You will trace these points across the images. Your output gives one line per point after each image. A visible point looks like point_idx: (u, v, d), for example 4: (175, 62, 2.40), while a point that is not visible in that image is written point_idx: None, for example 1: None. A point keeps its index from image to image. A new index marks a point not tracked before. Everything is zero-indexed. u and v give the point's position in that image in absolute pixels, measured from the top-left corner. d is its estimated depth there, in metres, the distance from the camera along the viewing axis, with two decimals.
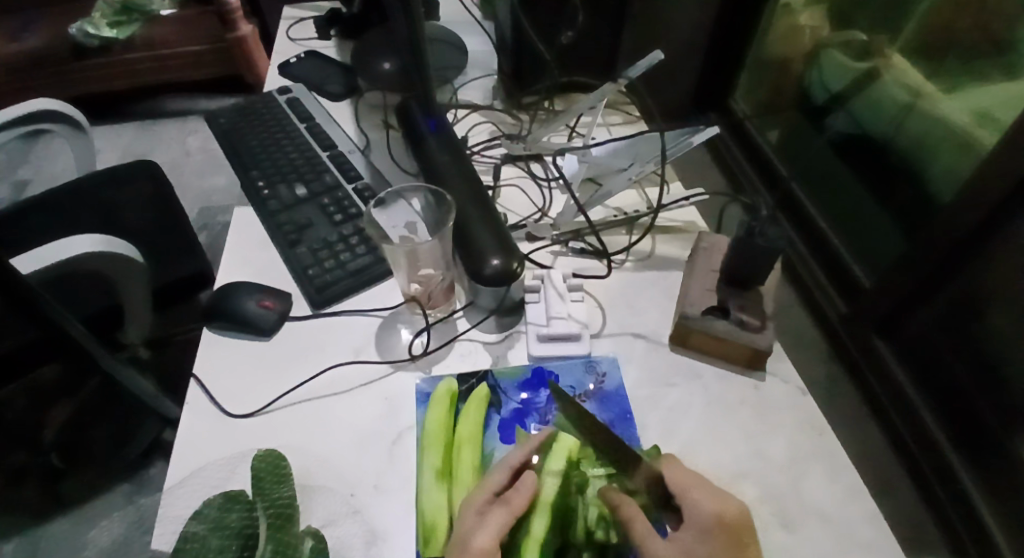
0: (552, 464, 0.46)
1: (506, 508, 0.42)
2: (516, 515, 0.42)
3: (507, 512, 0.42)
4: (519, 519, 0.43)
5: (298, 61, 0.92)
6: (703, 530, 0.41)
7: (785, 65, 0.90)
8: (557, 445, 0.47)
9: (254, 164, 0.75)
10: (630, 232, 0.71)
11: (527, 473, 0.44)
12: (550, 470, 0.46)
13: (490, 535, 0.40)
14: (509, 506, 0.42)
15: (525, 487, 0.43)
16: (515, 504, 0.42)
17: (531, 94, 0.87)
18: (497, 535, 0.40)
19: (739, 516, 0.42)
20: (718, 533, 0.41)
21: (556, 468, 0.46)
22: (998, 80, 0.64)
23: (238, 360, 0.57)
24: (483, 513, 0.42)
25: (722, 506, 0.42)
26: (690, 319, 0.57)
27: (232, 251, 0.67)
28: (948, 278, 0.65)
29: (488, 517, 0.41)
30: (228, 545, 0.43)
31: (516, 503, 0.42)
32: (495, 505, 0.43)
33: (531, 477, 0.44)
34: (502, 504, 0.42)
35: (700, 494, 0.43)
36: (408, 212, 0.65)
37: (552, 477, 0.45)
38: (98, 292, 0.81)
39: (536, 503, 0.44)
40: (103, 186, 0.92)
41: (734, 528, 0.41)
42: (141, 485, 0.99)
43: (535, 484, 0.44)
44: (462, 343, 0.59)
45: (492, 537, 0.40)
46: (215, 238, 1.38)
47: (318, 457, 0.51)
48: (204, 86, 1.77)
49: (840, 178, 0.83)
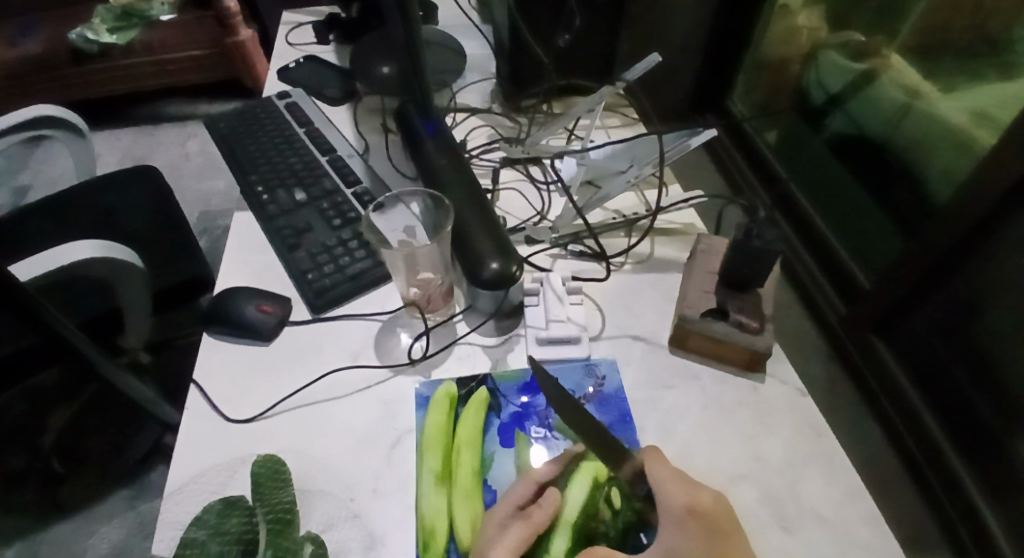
0: (577, 481, 0.46)
1: (526, 524, 0.43)
2: (536, 532, 0.43)
3: (527, 527, 0.43)
4: (540, 535, 0.43)
5: (296, 66, 0.93)
6: (676, 523, 0.42)
7: (782, 66, 0.92)
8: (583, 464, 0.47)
9: (253, 168, 0.75)
10: (629, 234, 0.71)
11: (549, 490, 0.45)
12: (575, 487, 0.46)
13: (506, 547, 0.41)
14: (529, 522, 0.43)
15: (547, 504, 0.44)
16: (537, 520, 0.43)
17: (529, 97, 0.87)
18: (514, 548, 0.41)
19: (713, 505, 0.42)
20: (692, 524, 0.41)
21: (580, 487, 0.46)
22: (994, 80, 0.64)
23: (237, 365, 0.57)
24: (502, 527, 0.43)
25: (694, 497, 0.42)
26: (688, 321, 0.57)
27: (231, 256, 0.67)
28: (947, 277, 0.65)
29: (506, 530, 0.43)
30: (228, 550, 0.44)
31: (536, 519, 0.43)
32: (516, 519, 0.43)
33: (554, 495, 0.45)
34: (523, 520, 0.43)
35: (671, 486, 0.43)
36: (407, 216, 0.65)
37: (576, 496, 0.45)
38: (97, 297, 0.81)
39: (559, 520, 0.44)
40: (102, 191, 0.92)
41: (708, 518, 0.41)
42: (140, 490, 0.99)
43: (558, 502, 0.44)
44: (461, 347, 0.59)
45: (508, 551, 0.41)
46: (215, 242, 1.38)
47: (317, 462, 0.51)
48: (204, 90, 1.78)
49: (839, 179, 0.83)
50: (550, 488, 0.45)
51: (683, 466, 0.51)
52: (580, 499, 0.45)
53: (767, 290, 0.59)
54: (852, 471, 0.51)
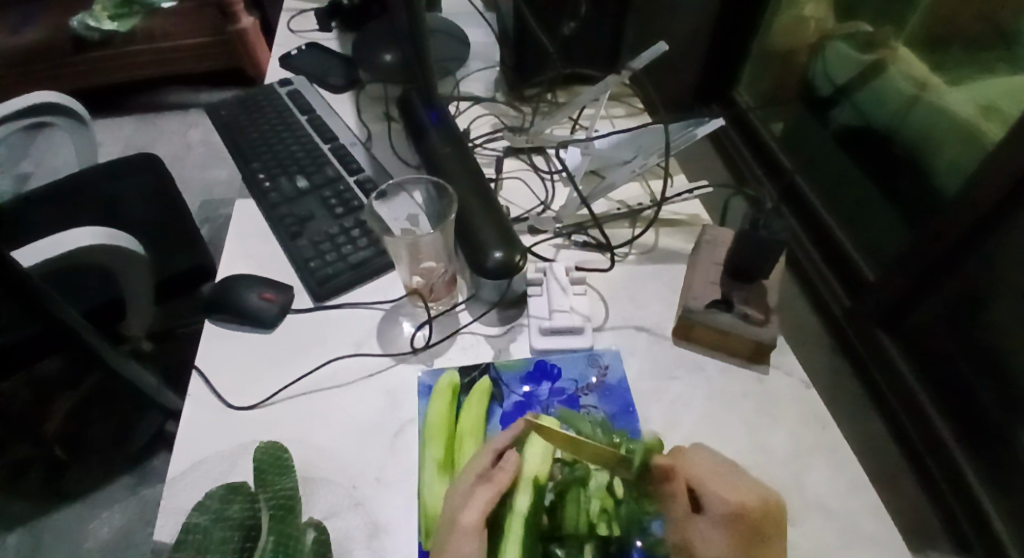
0: (534, 443, 0.46)
1: (490, 485, 0.43)
2: (502, 491, 0.42)
3: (492, 488, 0.42)
4: (504, 494, 0.43)
5: (299, 53, 0.92)
6: (721, 519, 0.41)
7: (788, 57, 0.89)
8: (543, 423, 0.48)
9: (256, 156, 0.75)
10: (633, 225, 0.71)
11: (508, 453, 0.45)
12: (532, 448, 0.45)
13: (474, 511, 0.41)
14: (493, 484, 0.43)
15: (508, 465, 0.44)
16: (499, 481, 0.43)
17: (533, 87, 0.86)
18: (483, 511, 0.41)
19: (761, 506, 0.42)
20: (734, 521, 0.41)
21: (540, 445, 0.45)
22: (1003, 73, 0.64)
23: (240, 353, 0.57)
24: (468, 493, 0.43)
25: (740, 495, 0.42)
26: (693, 312, 0.57)
27: (233, 243, 0.66)
28: (954, 271, 0.64)
29: (472, 494, 0.42)
30: (231, 535, 0.42)
31: (499, 480, 0.43)
32: (481, 482, 0.43)
33: (513, 455, 0.44)
34: (487, 482, 0.43)
35: (716, 484, 0.42)
36: (410, 205, 0.65)
37: (534, 454, 0.45)
38: (98, 285, 0.81)
39: (522, 480, 0.43)
40: (104, 178, 0.92)
41: (750, 517, 0.41)
42: (143, 478, 0.99)
43: (516, 461, 0.44)
44: (464, 336, 0.59)
45: (477, 514, 0.41)
46: (217, 231, 1.38)
47: (321, 450, 0.51)
48: (206, 78, 1.77)
49: (845, 169, 0.83)
50: (508, 451, 0.45)
51: None
52: (538, 455, 0.45)
53: (772, 280, 0.59)
54: (857, 463, 0.51)
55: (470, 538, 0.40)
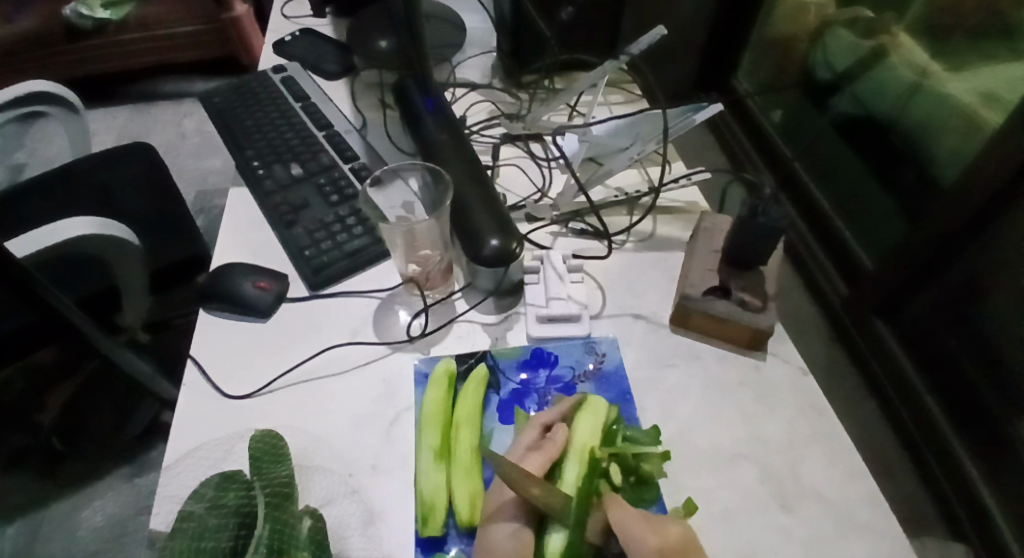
0: (583, 420, 0.47)
1: (541, 453, 0.44)
2: (551, 460, 0.44)
3: (541, 456, 0.44)
4: (553, 464, 0.44)
5: (292, 39, 0.91)
6: None
7: (789, 43, 0.88)
8: (590, 404, 0.48)
9: (249, 143, 0.74)
10: (631, 213, 0.70)
11: (556, 425, 0.46)
12: (581, 424, 0.46)
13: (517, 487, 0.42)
14: (544, 452, 0.44)
15: (558, 436, 0.45)
16: (550, 451, 0.44)
17: (531, 73, 0.85)
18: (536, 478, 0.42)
19: (680, 544, 0.38)
20: None
21: (590, 421, 0.47)
22: (1005, 59, 0.63)
23: (235, 341, 0.57)
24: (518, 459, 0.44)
25: (663, 536, 0.38)
26: (690, 300, 0.57)
27: (228, 231, 0.66)
28: (959, 254, 0.63)
29: (524, 459, 0.44)
30: (226, 522, 0.41)
31: (549, 450, 0.44)
32: (532, 449, 0.44)
33: (563, 428, 0.46)
34: (537, 450, 0.44)
35: (640, 528, 0.38)
36: (406, 192, 0.64)
37: (583, 428, 0.46)
38: (93, 273, 0.80)
39: (572, 451, 0.45)
40: (97, 166, 0.91)
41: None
42: (141, 467, 0.99)
43: (565, 432, 0.45)
44: (460, 325, 0.59)
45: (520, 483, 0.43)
46: (213, 221, 1.37)
47: (317, 437, 0.50)
48: (200, 67, 1.75)
49: (842, 159, 0.82)
50: (557, 423, 0.47)
51: (682, 446, 0.51)
52: (588, 430, 0.46)
53: (770, 268, 0.58)
54: (852, 450, 0.51)
55: (515, 509, 0.41)
